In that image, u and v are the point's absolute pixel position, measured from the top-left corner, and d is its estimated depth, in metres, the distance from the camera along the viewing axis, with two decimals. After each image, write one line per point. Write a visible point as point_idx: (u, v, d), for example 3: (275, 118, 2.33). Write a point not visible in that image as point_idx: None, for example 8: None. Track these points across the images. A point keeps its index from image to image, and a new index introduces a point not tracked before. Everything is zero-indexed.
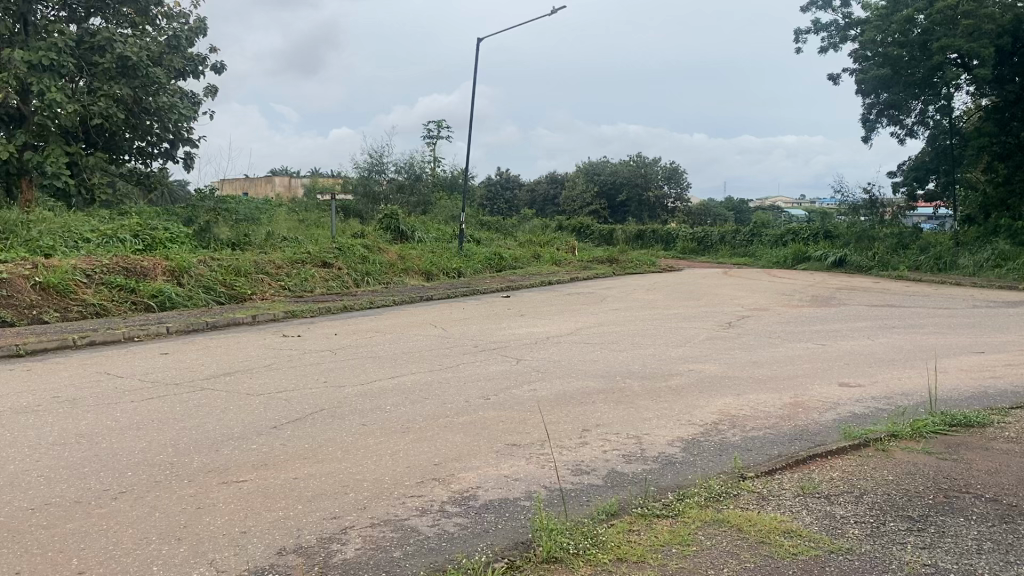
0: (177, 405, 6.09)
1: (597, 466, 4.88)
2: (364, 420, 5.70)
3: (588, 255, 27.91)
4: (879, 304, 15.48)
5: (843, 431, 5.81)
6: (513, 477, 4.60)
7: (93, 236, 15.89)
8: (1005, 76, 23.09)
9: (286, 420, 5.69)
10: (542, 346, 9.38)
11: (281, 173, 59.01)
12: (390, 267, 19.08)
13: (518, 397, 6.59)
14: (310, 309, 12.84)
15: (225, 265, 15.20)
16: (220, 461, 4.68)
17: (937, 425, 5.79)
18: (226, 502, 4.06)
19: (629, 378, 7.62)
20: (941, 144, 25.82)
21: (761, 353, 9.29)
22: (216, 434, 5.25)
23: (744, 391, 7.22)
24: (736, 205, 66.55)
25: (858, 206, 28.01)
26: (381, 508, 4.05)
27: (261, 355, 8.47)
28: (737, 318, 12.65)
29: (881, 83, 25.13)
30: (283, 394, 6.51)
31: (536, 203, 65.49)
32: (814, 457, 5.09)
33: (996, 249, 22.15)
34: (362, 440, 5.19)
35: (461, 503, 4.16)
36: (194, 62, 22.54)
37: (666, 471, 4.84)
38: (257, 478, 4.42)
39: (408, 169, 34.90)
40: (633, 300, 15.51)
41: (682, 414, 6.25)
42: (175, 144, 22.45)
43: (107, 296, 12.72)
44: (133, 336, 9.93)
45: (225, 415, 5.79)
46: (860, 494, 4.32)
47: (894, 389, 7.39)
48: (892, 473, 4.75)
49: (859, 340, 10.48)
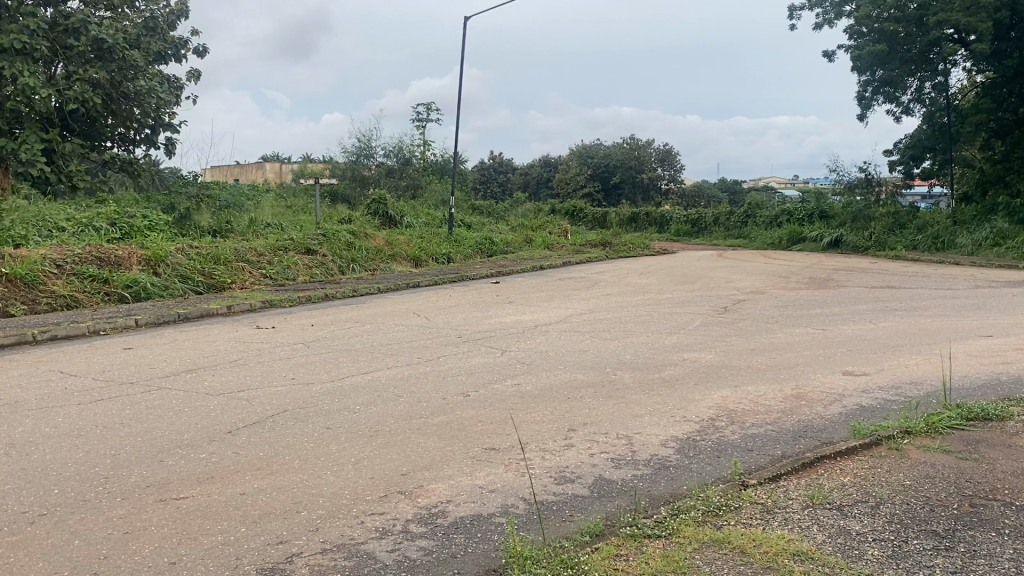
0: (127, 407, 5.58)
1: (582, 474, 4.39)
2: (329, 422, 5.22)
3: (580, 238, 27.36)
4: (878, 285, 15.03)
5: (852, 428, 5.33)
6: (488, 488, 4.11)
7: (69, 225, 15.35)
8: (1004, 50, 22.37)
9: (242, 424, 5.19)
10: (529, 335, 8.89)
11: (272, 159, 58.41)
12: (377, 252, 18.57)
13: (500, 393, 6.11)
14: (290, 298, 12.33)
15: (203, 252, 14.63)
16: (162, 474, 4.18)
17: (953, 419, 5.34)
18: (159, 525, 3.56)
19: (620, 369, 7.13)
20: (936, 121, 25.01)
21: (759, 340, 8.82)
22: (163, 442, 4.76)
23: (742, 382, 6.75)
24: (730, 187, 65.96)
25: (854, 185, 27.22)
26: (335, 530, 3.57)
27: (229, 350, 7.96)
28: (733, 303, 12.16)
29: (878, 59, 24.45)
30: (245, 394, 6.00)
31: (529, 186, 64.92)
32: (822, 459, 4.61)
33: (995, 228, 21.74)
34: (324, 446, 4.70)
35: (428, 522, 3.68)
36: (174, 45, 21.83)
37: (660, 478, 4.36)
38: (200, 494, 3.94)
39: (398, 153, 33.87)
40: (626, 285, 15.00)
41: (676, 410, 5.77)
42: (157, 129, 21.77)
43: (78, 287, 12.17)
44: (99, 330, 9.41)
45: (178, 418, 5.30)
46: (876, 504, 3.85)
47: (902, 378, 6.93)
48: (909, 478, 4.29)
49: (861, 325, 10.03)
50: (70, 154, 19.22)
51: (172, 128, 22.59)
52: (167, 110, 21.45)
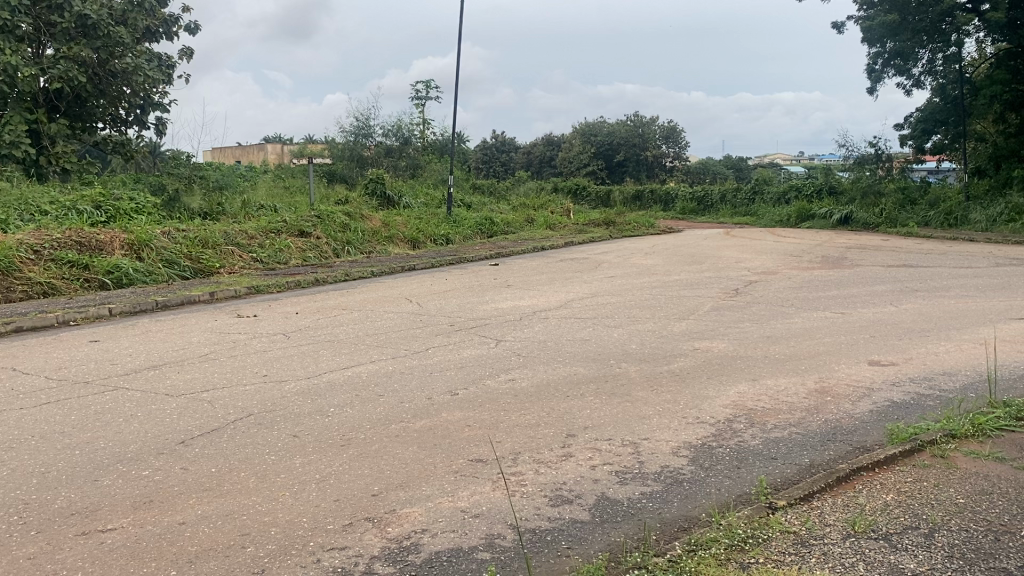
0: (74, 413, 4.98)
1: (582, 492, 3.78)
2: (298, 429, 4.61)
3: (584, 217, 26.69)
4: (895, 264, 14.33)
5: (887, 431, 4.70)
6: (472, 513, 3.51)
7: (51, 208, 14.67)
8: (1018, 19, 21.56)
9: (199, 432, 4.59)
10: (527, 323, 8.27)
11: (272, 141, 57.55)
12: (374, 234, 17.91)
13: (491, 391, 5.50)
14: (278, 283, 11.73)
15: (190, 235, 14.02)
16: (92, 499, 3.59)
17: (1003, 420, 4.72)
18: (73, 567, 2.98)
19: (624, 362, 6.51)
20: (948, 94, 23.67)
21: (775, 326, 8.19)
22: (103, 456, 4.16)
23: (761, 375, 6.14)
24: (734, 163, 65.09)
25: (864, 159, 26.47)
26: (284, 572, 2.98)
27: (201, 342, 7.36)
28: (745, 284, 11.53)
29: (888, 31, 23.63)
30: (208, 395, 5.40)
31: (532, 165, 63.95)
32: (858, 472, 3.99)
33: (1010, 203, 21.01)
34: (287, 461, 4.10)
35: (397, 560, 3.08)
36: (164, 21, 20.99)
37: (671, 497, 3.75)
38: (130, 525, 3.34)
39: (397, 132, 33.15)
40: (630, 266, 14.34)
41: (689, 410, 5.16)
42: (148, 109, 21.03)
43: (57, 273, 11.54)
44: (68, 320, 8.82)
45: (126, 426, 4.69)
46: (930, 531, 3.25)
47: (934, 368, 6.30)
48: (962, 495, 3.68)
49: (881, 307, 9.41)
50: (57, 136, 18.48)
51: (163, 107, 21.85)
52: (157, 89, 20.68)
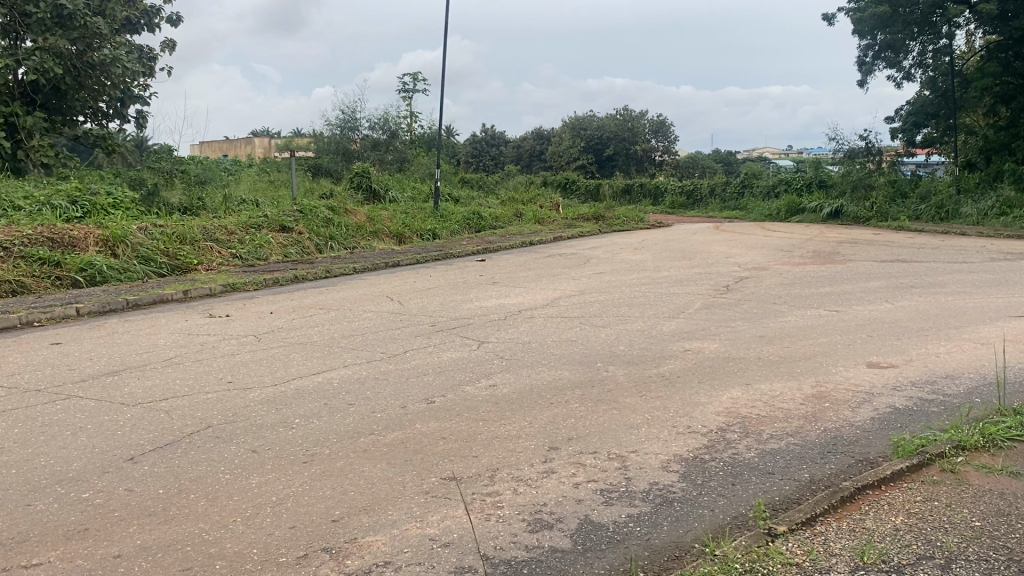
0: (19, 425, 4.62)
1: (563, 516, 3.45)
2: (257, 444, 4.26)
3: (573, 211, 26.36)
4: (889, 259, 14.07)
5: (892, 443, 4.37)
6: (441, 541, 3.18)
7: (25, 203, 14.21)
8: (1010, 11, 21.26)
9: (152, 447, 4.24)
10: (511, 323, 7.95)
11: (259, 136, 56.85)
12: (358, 229, 17.48)
13: (470, 399, 5.16)
14: (255, 281, 11.35)
15: (168, 231, 13.60)
16: (21, 527, 3.25)
17: (1013, 429, 4.41)
18: None
19: (612, 364, 6.20)
20: (939, 87, 23.47)
21: (769, 325, 7.88)
22: (42, 476, 3.80)
23: (754, 379, 5.82)
24: (725, 156, 64.89)
25: (853, 153, 25.93)
26: None
27: (168, 345, 6.99)
28: (736, 281, 11.21)
29: (879, 22, 23.29)
30: (166, 404, 5.04)
31: (521, 159, 63.45)
32: (863, 490, 3.67)
33: (1001, 197, 20.87)
34: (242, 480, 3.76)
35: None
36: (144, 13, 20.51)
37: (660, 520, 3.43)
38: (59, 560, 2.99)
39: (385, 125, 32.52)
40: (619, 262, 14.00)
41: (678, 419, 4.84)
42: (129, 102, 20.55)
43: (26, 270, 11.13)
44: (32, 321, 8.43)
45: (73, 440, 4.33)
46: (947, 563, 2.93)
47: (936, 371, 6.00)
48: (977, 516, 3.37)
49: (878, 304, 9.11)
50: (34, 129, 17.98)
51: (144, 99, 21.38)
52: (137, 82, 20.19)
